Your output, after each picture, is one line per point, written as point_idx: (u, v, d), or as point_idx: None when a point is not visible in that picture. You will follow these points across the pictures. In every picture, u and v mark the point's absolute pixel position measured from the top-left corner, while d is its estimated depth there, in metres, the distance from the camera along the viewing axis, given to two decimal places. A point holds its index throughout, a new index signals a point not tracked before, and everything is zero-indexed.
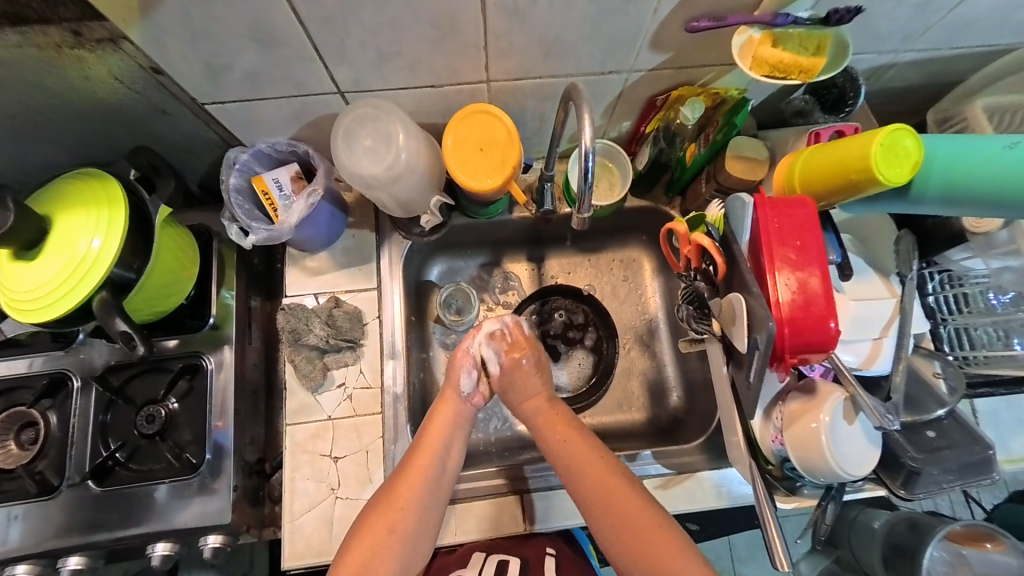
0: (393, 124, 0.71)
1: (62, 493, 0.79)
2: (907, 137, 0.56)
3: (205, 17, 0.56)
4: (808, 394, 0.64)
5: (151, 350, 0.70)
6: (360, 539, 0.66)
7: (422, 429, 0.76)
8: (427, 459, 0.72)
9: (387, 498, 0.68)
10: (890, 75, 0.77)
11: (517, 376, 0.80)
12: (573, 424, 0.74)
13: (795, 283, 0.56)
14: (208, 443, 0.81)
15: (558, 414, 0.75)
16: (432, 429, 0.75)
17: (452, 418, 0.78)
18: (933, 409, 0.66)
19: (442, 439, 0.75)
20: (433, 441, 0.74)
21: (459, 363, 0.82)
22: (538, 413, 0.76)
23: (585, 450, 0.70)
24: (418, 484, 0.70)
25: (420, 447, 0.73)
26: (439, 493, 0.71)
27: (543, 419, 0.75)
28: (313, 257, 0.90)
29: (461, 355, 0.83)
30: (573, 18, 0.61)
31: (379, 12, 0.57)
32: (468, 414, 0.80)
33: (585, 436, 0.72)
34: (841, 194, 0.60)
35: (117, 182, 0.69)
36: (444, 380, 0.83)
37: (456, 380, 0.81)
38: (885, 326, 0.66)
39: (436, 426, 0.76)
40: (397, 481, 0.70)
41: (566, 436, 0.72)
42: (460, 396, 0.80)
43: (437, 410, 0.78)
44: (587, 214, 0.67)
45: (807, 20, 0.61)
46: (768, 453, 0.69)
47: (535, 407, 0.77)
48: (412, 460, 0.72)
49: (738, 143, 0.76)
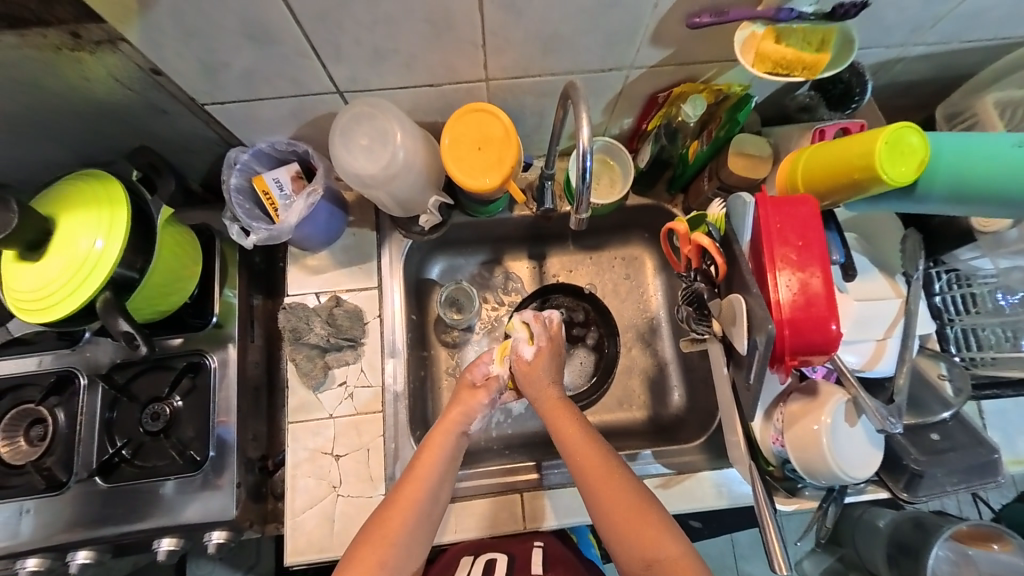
0: (389, 122, 0.71)
1: (70, 488, 0.81)
2: (911, 133, 0.54)
3: (201, 16, 0.56)
4: (809, 396, 0.63)
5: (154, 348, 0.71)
6: (364, 544, 0.67)
7: (415, 459, 0.74)
8: (412, 491, 0.70)
9: (379, 528, 0.68)
10: (898, 69, 0.75)
11: (528, 370, 0.79)
12: (575, 416, 0.74)
13: (796, 284, 0.56)
14: (211, 438, 0.82)
15: (564, 402, 0.76)
16: (422, 462, 0.73)
17: (448, 453, 0.74)
18: (938, 411, 0.65)
19: (436, 473, 0.72)
20: (423, 474, 0.71)
21: (471, 401, 0.79)
22: (546, 402, 0.77)
23: (573, 432, 0.72)
24: (407, 517, 0.69)
25: (410, 481, 0.71)
26: (428, 517, 0.71)
27: (548, 409, 0.75)
28: (313, 256, 0.90)
29: (469, 398, 0.79)
30: (570, 14, 0.60)
31: (374, 9, 0.57)
32: (461, 446, 0.76)
33: (583, 425, 0.73)
34: (844, 194, 0.58)
35: (119, 184, 0.69)
36: (445, 411, 0.79)
37: (461, 418, 0.77)
38: (889, 326, 0.65)
39: (427, 461, 0.73)
40: (385, 512, 0.69)
41: (565, 425, 0.73)
42: (458, 429, 0.76)
43: (433, 439, 0.75)
44: (585, 214, 0.66)
45: (810, 15, 0.58)
46: (769, 454, 0.68)
47: (545, 396, 0.77)
48: (401, 492, 0.70)
49: (739, 139, 0.75)
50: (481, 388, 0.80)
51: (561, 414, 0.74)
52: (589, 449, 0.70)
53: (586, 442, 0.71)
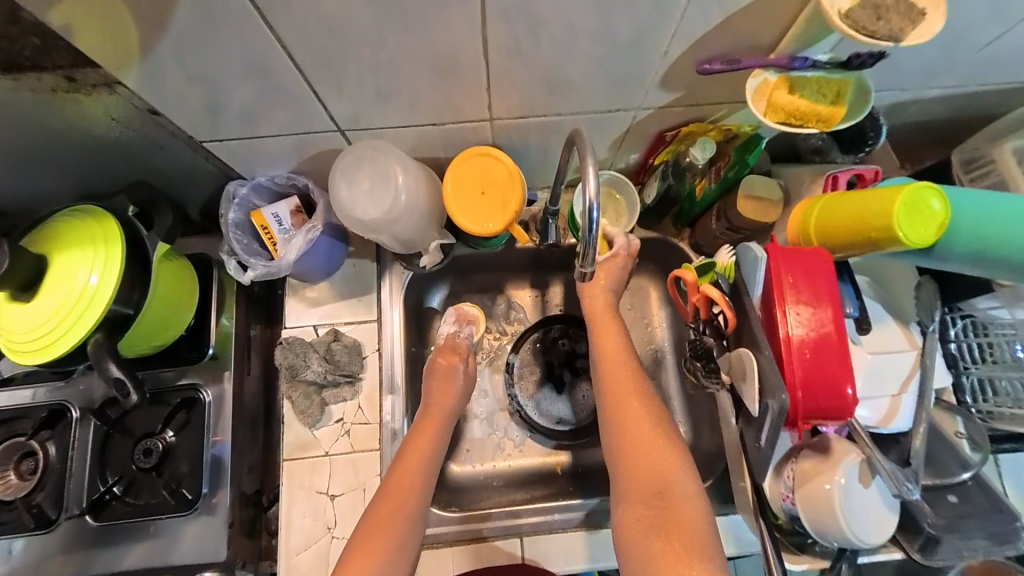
0: (392, 163, 0.70)
1: (61, 525, 0.79)
2: (932, 197, 0.52)
3: (201, 61, 0.55)
4: (821, 453, 0.61)
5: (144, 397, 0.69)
6: (355, 556, 0.66)
7: (403, 449, 0.77)
8: (394, 503, 0.70)
9: (369, 543, 0.67)
10: (913, 110, 0.73)
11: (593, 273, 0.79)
12: (619, 329, 0.78)
13: (810, 347, 0.54)
14: (206, 457, 0.80)
15: (612, 314, 0.79)
16: (408, 459, 0.75)
17: (431, 451, 0.77)
18: (956, 472, 0.62)
19: (428, 453, 0.77)
20: (411, 467, 0.74)
21: (446, 377, 0.86)
22: (596, 307, 0.80)
23: (611, 341, 0.77)
24: (393, 532, 0.68)
25: (394, 486, 0.72)
26: (404, 547, 0.68)
27: (594, 314, 0.79)
28: (313, 287, 0.89)
29: (445, 368, 0.86)
30: (579, 58, 0.58)
31: (377, 55, 0.55)
32: (447, 426, 0.82)
33: (622, 340, 0.77)
34: (856, 249, 0.56)
35: (115, 221, 0.68)
36: (427, 407, 0.82)
37: (453, 397, 0.84)
38: (904, 380, 0.63)
39: (410, 464, 0.75)
40: (373, 526, 0.68)
41: (606, 333, 0.78)
42: (448, 422, 0.82)
43: (435, 403, 0.82)
44: (591, 268, 0.64)
45: (825, 64, 0.56)
46: (778, 509, 0.65)
47: (595, 300, 0.80)
48: (387, 498, 0.71)
49: (750, 182, 0.73)
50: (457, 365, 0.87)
51: (606, 324, 0.78)
52: (626, 369, 0.74)
53: (628, 365, 0.74)
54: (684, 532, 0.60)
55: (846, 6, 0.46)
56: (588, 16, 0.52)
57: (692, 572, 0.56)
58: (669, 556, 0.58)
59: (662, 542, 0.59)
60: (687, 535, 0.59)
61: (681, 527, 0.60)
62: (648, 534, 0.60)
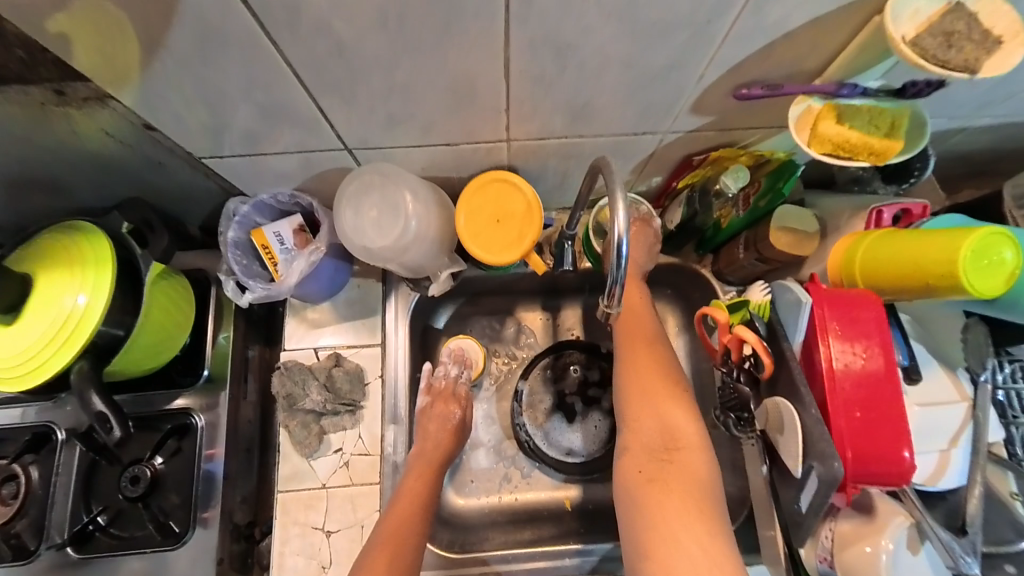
0: (400, 190, 0.67)
1: (40, 557, 0.74)
2: (1005, 246, 0.47)
3: (199, 80, 0.51)
4: (864, 514, 0.55)
5: (126, 432, 0.65)
6: None
7: (400, 489, 0.74)
8: (389, 552, 0.66)
9: None
10: (958, 140, 0.68)
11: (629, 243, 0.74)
12: (640, 287, 0.73)
13: (858, 406, 0.49)
14: (199, 473, 0.76)
15: (635, 276, 0.74)
16: (405, 499, 0.72)
17: (422, 502, 0.72)
18: (1012, 539, 0.57)
19: (426, 495, 0.73)
20: (409, 515, 0.71)
21: (448, 413, 0.82)
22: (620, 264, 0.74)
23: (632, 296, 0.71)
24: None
25: (389, 522, 0.70)
26: None
27: None
28: (314, 308, 0.84)
29: (443, 416, 0.82)
30: (607, 83, 0.54)
31: (389, 77, 0.51)
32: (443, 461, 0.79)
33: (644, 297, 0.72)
34: (908, 294, 0.52)
35: (106, 240, 0.64)
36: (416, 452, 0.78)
37: (459, 429, 0.83)
38: (954, 435, 0.58)
39: (407, 507, 0.71)
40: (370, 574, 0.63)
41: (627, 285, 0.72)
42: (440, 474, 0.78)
43: (434, 416, 0.81)
44: (617, 306, 0.57)
45: (875, 92, 0.52)
46: (810, 568, 0.59)
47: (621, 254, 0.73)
48: (385, 533, 0.68)
49: (783, 212, 0.68)
50: (457, 403, 0.84)
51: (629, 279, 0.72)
52: (643, 323, 0.69)
53: (641, 314, 0.70)
54: (686, 484, 0.55)
55: (911, 33, 0.42)
56: (620, 42, 0.48)
57: (688, 525, 0.51)
58: (667, 509, 0.53)
59: (662, 495, 0.54)
60: (689, 488, 0.54)
61: (684, 477, 0.55)
62: (646, 486, 0.55)
